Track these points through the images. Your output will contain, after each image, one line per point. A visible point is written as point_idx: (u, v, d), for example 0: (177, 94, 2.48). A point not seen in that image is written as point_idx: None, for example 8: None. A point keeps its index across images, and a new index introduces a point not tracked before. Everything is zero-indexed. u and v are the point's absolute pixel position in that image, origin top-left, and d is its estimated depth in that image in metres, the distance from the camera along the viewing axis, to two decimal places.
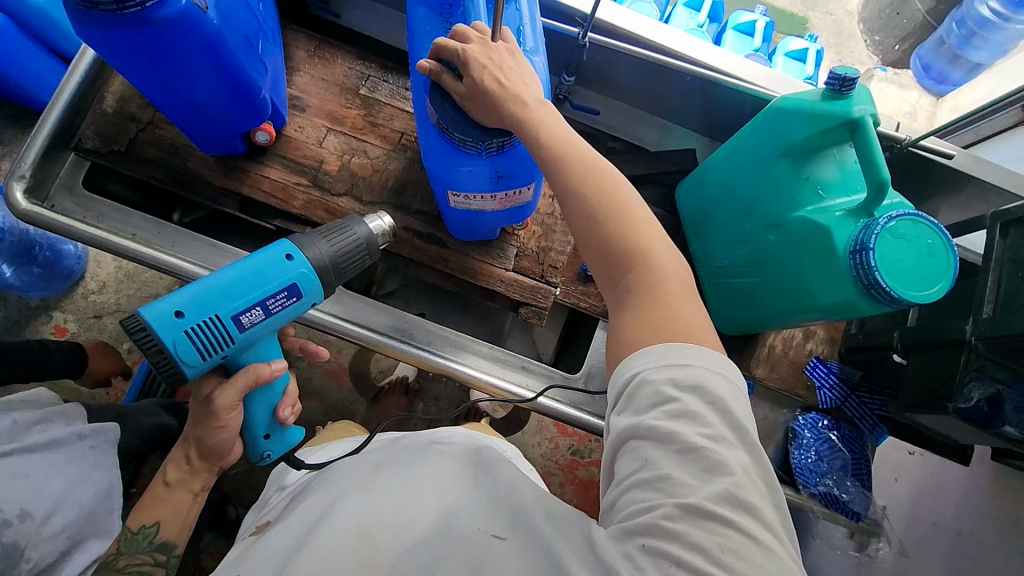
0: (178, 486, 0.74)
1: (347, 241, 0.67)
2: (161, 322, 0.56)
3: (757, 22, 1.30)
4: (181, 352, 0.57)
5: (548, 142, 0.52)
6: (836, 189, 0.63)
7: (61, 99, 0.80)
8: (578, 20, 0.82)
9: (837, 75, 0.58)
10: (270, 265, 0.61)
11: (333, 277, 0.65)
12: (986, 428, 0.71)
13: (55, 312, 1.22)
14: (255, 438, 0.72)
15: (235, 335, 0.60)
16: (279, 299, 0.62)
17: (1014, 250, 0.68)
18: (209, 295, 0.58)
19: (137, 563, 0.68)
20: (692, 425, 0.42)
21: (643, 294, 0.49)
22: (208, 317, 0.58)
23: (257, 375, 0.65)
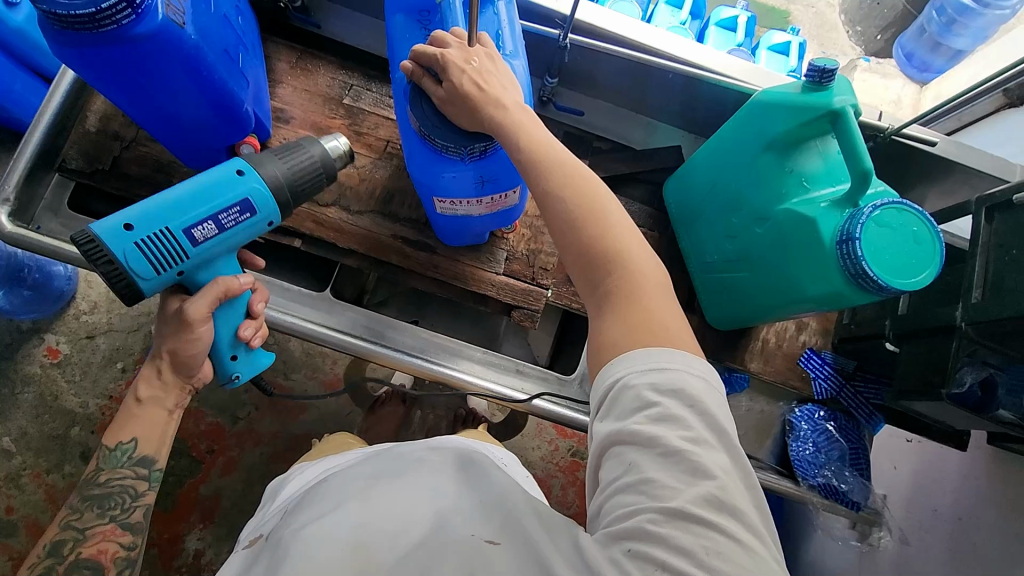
0: (150, 403, 0.68)
1: (302, 159, 0.68)
2: (112, 235, 0.59)
3: (739, 17, 1.31)
4: (132, 263, 0.60)
5: (529, 146, 0.52)
6: (820, 181, 0.63)
7: (44, 119, 0.80)
8: (558, 21, 0.83)
9: (816, 67, 0.59)
10: (221, 181, 0.63)
11: (288, 195, 0.67)
12: (981, 412, 0.70)
13: (47, 334, 1.22)
14: (222, 359, 0.71)
15: (188, 249, 0.62)
16: (231, 213, 0.64)
17: (1000, 235, 0.68)
18: (159, 209, 0.61)
19: (120, 478, 0.66)
20: (674, 428, 0.43)
21: (623, 295, 0.49)
22: (158, 229, 0.60)
23: (227, 288, 0.65)
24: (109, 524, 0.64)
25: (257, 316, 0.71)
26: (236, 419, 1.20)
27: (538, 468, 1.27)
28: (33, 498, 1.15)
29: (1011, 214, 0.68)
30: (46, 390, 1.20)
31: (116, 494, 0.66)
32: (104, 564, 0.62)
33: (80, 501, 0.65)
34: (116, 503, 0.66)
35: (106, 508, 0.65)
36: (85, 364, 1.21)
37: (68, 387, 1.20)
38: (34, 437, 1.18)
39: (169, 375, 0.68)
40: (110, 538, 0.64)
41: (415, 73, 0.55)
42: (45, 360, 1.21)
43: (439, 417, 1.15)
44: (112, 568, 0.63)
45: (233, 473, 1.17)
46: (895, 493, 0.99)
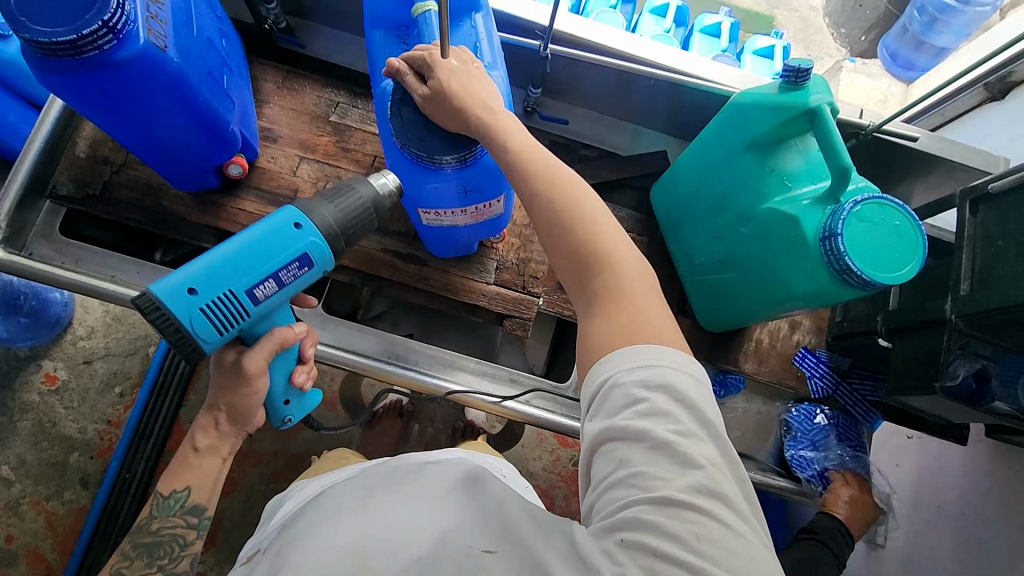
0: (207, 452, 0.68)
1: (354, 202, 0.61)
2: (176, 301, 0.54)
3: (723, 23, 1.33)
4: (198, 329, 0.55)
5: (513, 152, 0.53)
6: (801, 179, 0.63)
7: (34, 147, 0.80)
8: (538, 33, 0.84)
9: (791, 66, 0.60)
10: (273, 233, 0.57)
11: (343, 242, 0.61)
12: (977, 405, 0.72)
13: (44, 361, 1.22)
14: (275, 405, 0.70)
15: (250, 309, 0.57)
16: (291, 269, 0.58)
17: (986, 227, 0.68)
18: (219, 269, 0.55)
19: (170, 527, 0.67)
20: (662, 423, 0.43)
21: (610, 296, 0.49)
22: (221, 292, 0.55)
23: (284, 339, 0.63)
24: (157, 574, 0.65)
25: (308, 359, 0.71)
26: None
27: (540, 479, 1.27)
28: (33, 526, 1.15)
29: (995, 206, 0.68)
30: (45, 417, 1.20)
31: (165, 543, 0.67)
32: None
33: (132, 547, 0.66)
34: (166, 551, 0.67)
35: (154, 557, 0.66)
36: (83, 390, 1.22)
37: (66, 413, 1.20)
38: (33, 464, 1.17)
39: (227, 425, 0.68)
40: None
41: (399, 72, 0.56)
42: (43, 387, 1.21)
43: (438, 429, 1.15)
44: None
45: (232, 494, 1.17)
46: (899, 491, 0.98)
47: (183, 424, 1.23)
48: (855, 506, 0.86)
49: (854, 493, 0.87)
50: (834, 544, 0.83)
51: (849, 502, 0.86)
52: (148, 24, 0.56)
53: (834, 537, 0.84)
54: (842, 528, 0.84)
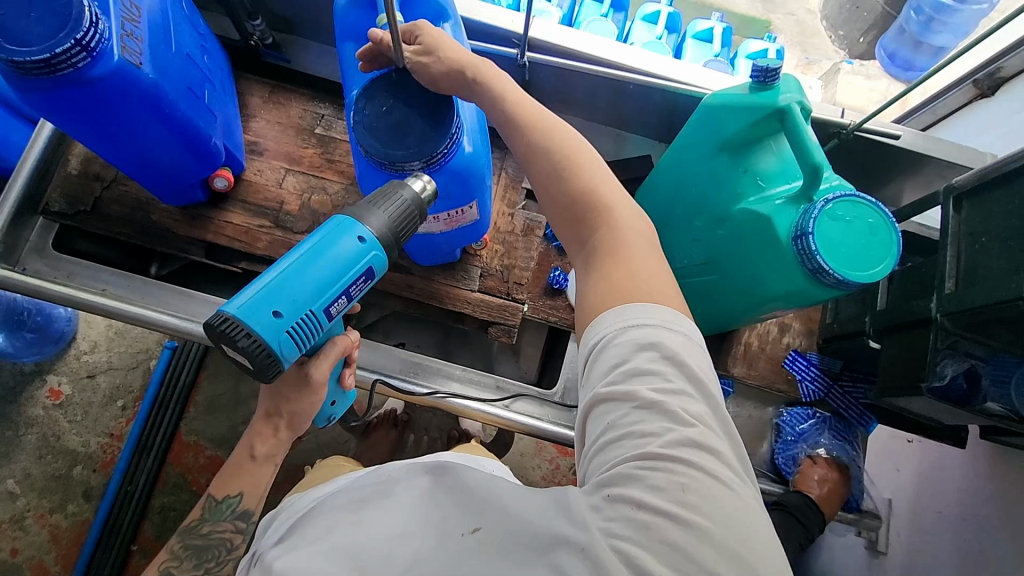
0: (263, 459, 0.68)
1: (397, 210, 0.54)
2: (263, 326, 0.48)
3: (715, 28, 1.32)
4: (284, 351, 0.50)
5: (513, 109, 0.55)
6: (775, 179, 0.63)
7: (27, 164, 0.83)
8: (514, 41, 0.84)
9: (759, 67, 0.60)
10: (339, 245, 0.52)
11: (398, 251, 0.56)
12: (964, 406, 0.70)
13: (49, 376, 1.24)
14: (322, 406, 0.70)
15: (326, 324, 0.53)
16: (359, 283, 0.54)
17: (970, 224, 0.67)
18: (295, 288, 0.50)
19: (220, 531, 0.67)
20: (652, 380, 0.43)
21: (608, 250, 0.50)
22: (303, 312, 0.50)
23: (347, 346, 0.64)
24: None
25: (353, 362, 0.69)
26: None
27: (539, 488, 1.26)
28: (37, 539, 1.16)
29: (978, 201, 0.67)
30: (49, 431, 1.22)
31: (214, 546, 0.67)
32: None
33: (181, 548, 0.66)
34: (213, 555, 0.67)
35: (203, 560, 0.66)
36: (86, 404, 1.23)
37: (69, 427, 1.22)
38: (38, 478, 1.19)
39: (286, 433, 0.67)
40: None
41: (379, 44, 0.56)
42: (47, 402, 1.23)
43: (432, 438, 1.14)
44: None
45: None
46: (900, 498, 0.96)
47: (183, 436, 1.24)
48: (827, 488, 0.84)
49: (826, 474, 0.84)
50: (803, 516, 0.80)
51: (822, 483, 0.84)
52: (123, 42, 0.58)
53: (803, 510, 0.80)
54: (811, 502, 0.81)
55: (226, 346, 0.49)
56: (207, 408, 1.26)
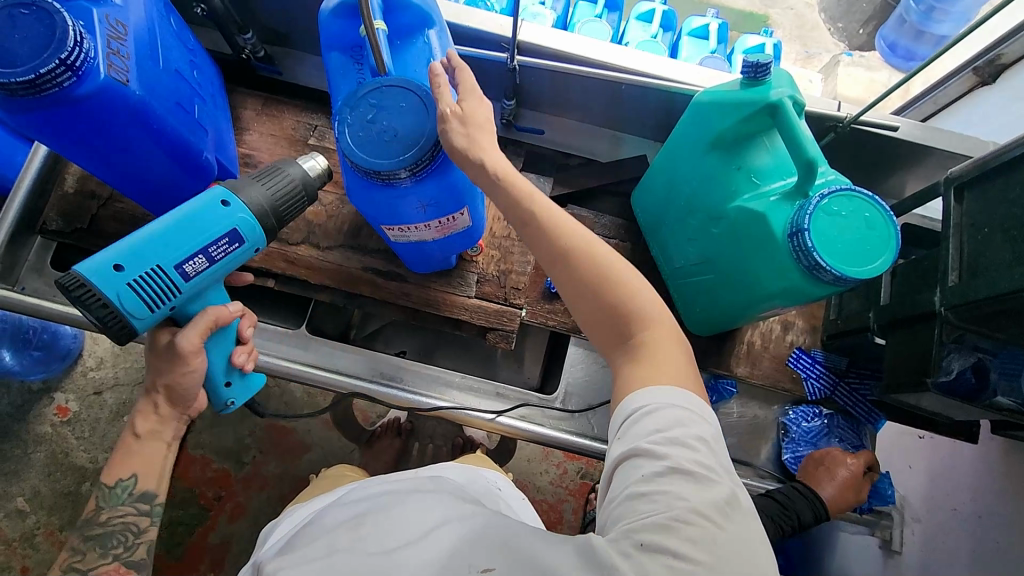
0: (149, 437, 0.66)
1: (282, 182, 0.66)
2: (104, 279, 0.57)
3: (711, 25, 1.31)
4: (130, 304, 0.58)
5: (543, 217, 0.54)
6: (770, 175, 0.62)
7: (26, 182, 0.83)
8: (504, 45, 0.84)
9: (749, 62, 0.59)
10: (203, 212, 0.61)
11: (273, 221, 0.65)
12: (973, 401, 0.68)
13: (56, 393, 1.25)
14: (216, 387, 0.71)
15: (181, 285, 0.61)
16: (220, 246, 0.62)
17: (971, 215, 0.66)
18: (149, 246, 0.58)
19: (121, 515, 0.65)
20: (688, 452, 0.44)
21: (647, 355, 0.51)
22: (149, 267, 0.58)
23: (218, 317, 0.65)
24: (113, 562, 0.64)
25: (247, 340, 0.72)
26: (241, 463, 1.24)
27: (547, 493, 1.25)
28: (47, 556, 1.16)
29: (979, 192, 0.65)
30: (58, 449, 1.22)
31: (117, 532, 0.65)
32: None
33: (82, 541, 0.65)
34: (119, 541, 0.65)
35: (108, 547, 0.64)
36: (93, 421, 1.24)
37: (77, 444, 1.23)
38: (47, 495, 1.19)
39: (167, 409, 0.66)
40: None
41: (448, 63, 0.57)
42: (55, 419, 1.24)
43: (437, 446, 1.13)
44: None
45: (240, 519, 1.21)
46: (913, 494, 0.94)
47: (190, 450, 1.24)
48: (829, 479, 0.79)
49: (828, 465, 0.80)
50: (785, 500, 0.77)
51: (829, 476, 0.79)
52: (109, 60, 0.58)
53: (787, 494, 0.78)
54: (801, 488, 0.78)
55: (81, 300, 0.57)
56: (212, 422, 1.26)
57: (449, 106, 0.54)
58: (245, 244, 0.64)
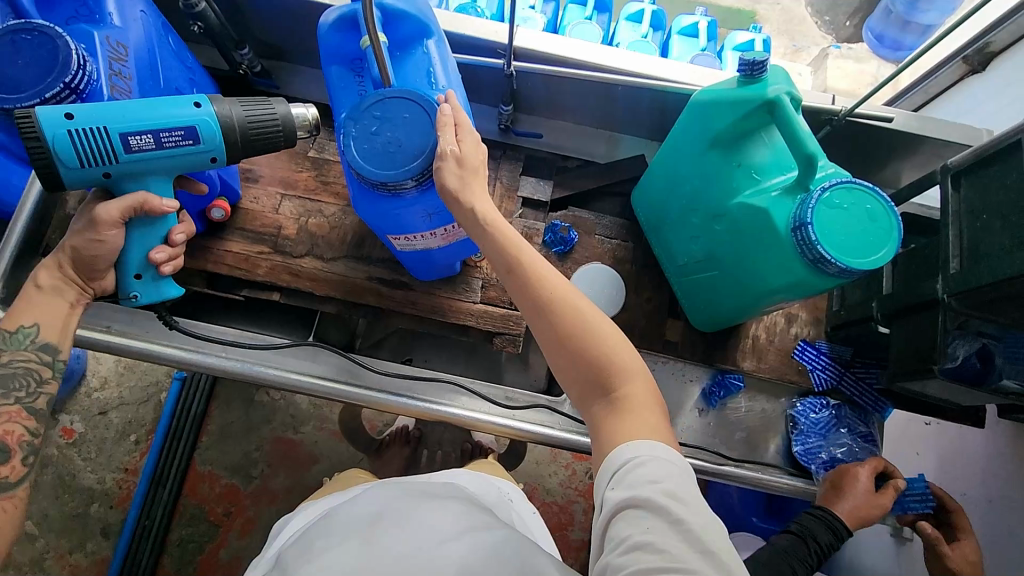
0: (50, 291, 0.64)
1: (264, 113, 0.62)
2: (45, 117, 0.54)
3: (700, 23, 1.32)
4: (59, 149, 0.54)
5: (526, 265, 0.55)
6: (770, 171, 0.63)
7: (26, 207, 0.82)
8: (500, 51, 0.84)
9: (746, 60, 0.59)
10: (173, 101, 0.58)
11: (237, 140, 0.61)
12: (980, 386, 0.69)
13: (61, 415, 1.24)
14: (124, 275, 0.66)
15: (120, 154, 0.57)
16: (174, 136, 0.58)
17: (969, 202, 0.66)
18: (106, 107, 0.56)
19: (21, 360, 0.63)
20: (688, 508, 0.45)
21: (622, 408, 0.52)
22: (96, 125, 0.55)
23: (147, 202, 0.60)
24: (13, 405, 0.62)
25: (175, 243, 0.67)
26: (249, 478, 1.24)
27: (557, 495, 1.25)
28: None
29: (975, 179, 0.66)
30: (64, 471, 1.21)
31: (16, 376, 0.62)
32: (10, 445, 0.61)
33: None
34: (20, 385, 0.63)
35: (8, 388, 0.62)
36: (99, 441, 1.24)
37: (84, 465, 1.22)
38: (55, 518, 1.19)
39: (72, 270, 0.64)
40: (14, 419, 0.62)
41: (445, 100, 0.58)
42: (60, 441, 1.23)
43: (447, 452, 1.13)
44: (17, 452, 0.61)
45: (252, 533, 1.21)
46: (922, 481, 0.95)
47: (198, 467, 1.24)
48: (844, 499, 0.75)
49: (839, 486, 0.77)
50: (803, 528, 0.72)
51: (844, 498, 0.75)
52: (111, 81, 0.59)
53: (802, 523, 0.73)
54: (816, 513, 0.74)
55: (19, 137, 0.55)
56: (220, 437, 1.26)
57: (449, 145, 0.55)
58: (202, 147, 0.60)
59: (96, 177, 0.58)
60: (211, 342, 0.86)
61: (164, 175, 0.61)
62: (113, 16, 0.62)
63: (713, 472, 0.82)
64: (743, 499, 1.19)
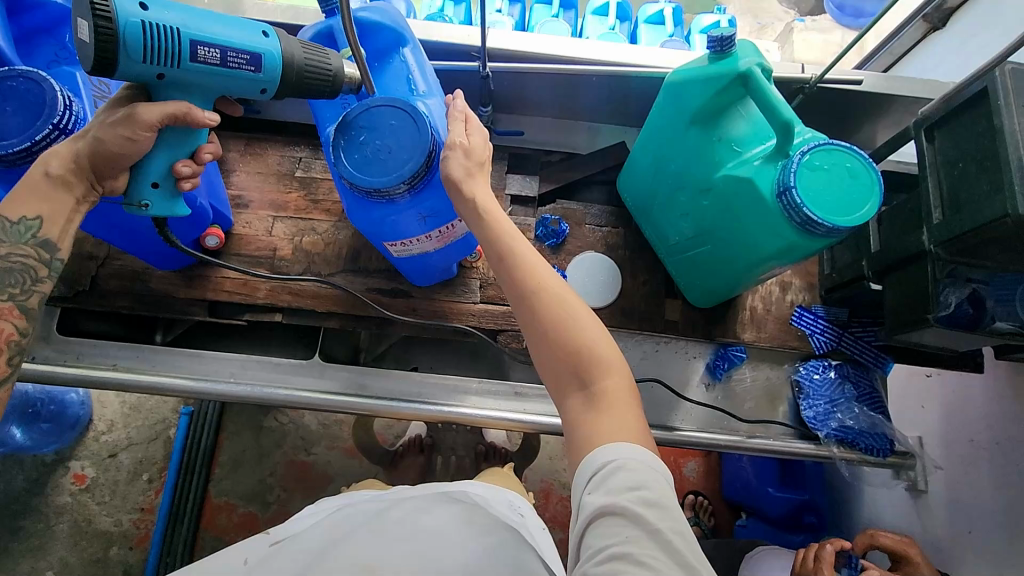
0: (57, 181, 0.55)
1: (318, 59, 0.58)
2: (122, 4, 0.49)
3: (665, 10, 1.34)
4: (127, 35, 0.49)
5: (515, 255, 0.56)
6: (749, 142, 0.65)
7: None
8: (474, 54, 0.86)
9: (714, 37, 0.61)
10: (241, 25, 0.55)
11: (292, 78, 0.57)
12: (976, 329, 0.71)
13: (71, 462, 1.23)
14: (142, 177, 0.58)
15: (183, 60, 0.52)
16: (238, 59, 0.54)
17: (945, 152, 0.68)
18: (183, 12, 0.52)
19: (18, 254, 0.56)
20: (664, 517, 0.45)
21: (601, 404, 0.53)
22: (169, 23, 0.51)
23: (189, 111, 0.54)
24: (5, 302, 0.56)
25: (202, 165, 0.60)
26: (266, 504, 1.24)
27: None
28: None
29: (948, 129, 0.68)
30: (80, 517, 1.21)
31: (11, 270, 0.56)
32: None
33: None
34: (13, 281, 0.56)
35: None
36: (112, 483, 1.23)
37: (99, 509, 1.21)
38: (76, 565, 1.18)
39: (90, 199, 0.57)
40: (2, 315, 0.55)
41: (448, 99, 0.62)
42: (73, 487, 1.22)
43: (460, 457, 1.14)
44: (4, 352, 0.56)
45: None
46: (929, 433, 0.96)
47: (214, 498, 1.24)
48: None
49: None
50: None
51: None
52: None
53: None
54: None
55: (81, 16, 0.48)
56: (233, 467, 1.26)
57: (459, 137, 0.58)
58: (258, 77, 0.56)
59: (147, 76, 0.52)
60: (217, 370, 0.86)
61: (207, 93, 0.57)
62: None
63: (727, 444, 0.83)
64: (758, 472, 1.21)
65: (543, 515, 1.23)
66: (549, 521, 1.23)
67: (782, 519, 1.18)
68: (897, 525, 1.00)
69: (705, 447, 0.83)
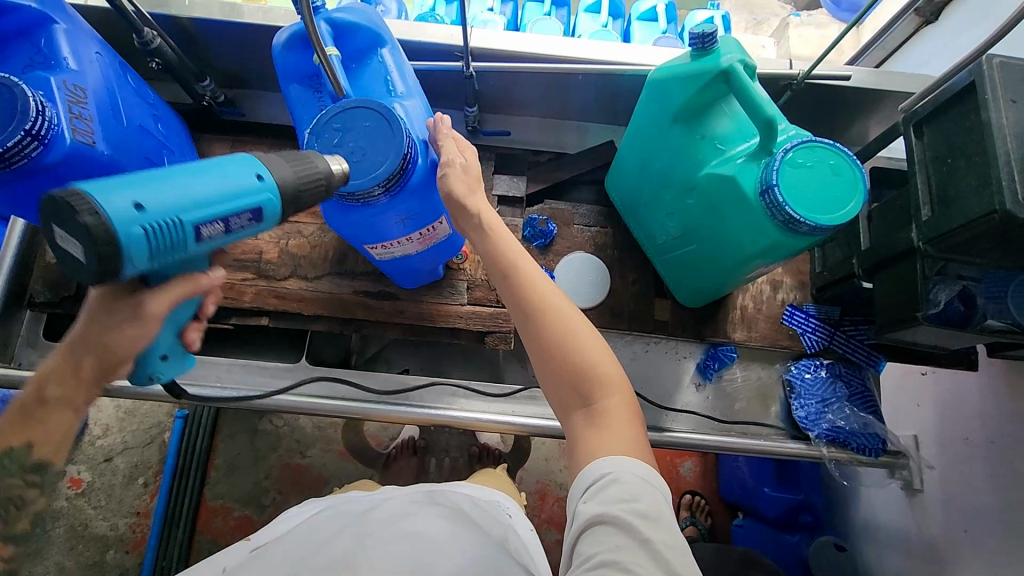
0: None
1: (308, 174, 0.50)
2: (118, 216, 0.41)
3: (658, 6, 1.33)
4: (130, 248, 0.42)
5: (516, 271, 0.57)
6: (733, 140, 0.64)
7: (7, 260, 0.83)
8: (458, 54, 0.85)
9: (696, 33, 0.60)
10: (238, 177, 0.47)
11: (291, 208, 0.50)
12: (966, 326, 0.70)
13: (67, 466, 1.23)
14: (149, 359, 0.54)
15: (189, 245, 0.45)
16: (242, 219, 0.48)
17: (933, 147, 0.67)
18: (177, 192, 0.44)
19: None
20: (657, 528, 0.45)
21: (599, 417, 0.52)
22: (170, 218, 0.43)
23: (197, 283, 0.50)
24: None
25: (205, 316, 0.58)
26: (262, 507, 1.24)
27: None
28: None
29: (937, 125, 0.67)
30: (76, 521, 1.21)
31: None
32: None
33: None
34: None
35: None
36: (108, 487, 1.23)
37: (95, 513, 1.21)
38: (72, 569, 1.18)
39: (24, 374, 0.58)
40: None
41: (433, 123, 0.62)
42: (69, 492, 1.22)
43: (454, 459, 1.13)
44: None
45: None
46: (924, 431, 0.95)
47: (210, 501, 1.24)
48: None
49: None
50: None
51: None
52: (72, 124, 0.59)
53: None
54: None
55: (60, 223, 0.40)
56: (229, 470, 1.26)
57: (456, 155, 0.60)
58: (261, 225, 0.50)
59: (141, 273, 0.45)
60: (205, 374, 0.86)
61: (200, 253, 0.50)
62: (68, 60, 0.63)
63: (717, 446, 0.82)
64: (754, 471, 1.21)
65: (539, 516, 1.23)
66: (544, 522, 1.23)
67: (778, 519, 1.18)
68: (893, 524, 0.99)
69: (697, 448, 0.82)
